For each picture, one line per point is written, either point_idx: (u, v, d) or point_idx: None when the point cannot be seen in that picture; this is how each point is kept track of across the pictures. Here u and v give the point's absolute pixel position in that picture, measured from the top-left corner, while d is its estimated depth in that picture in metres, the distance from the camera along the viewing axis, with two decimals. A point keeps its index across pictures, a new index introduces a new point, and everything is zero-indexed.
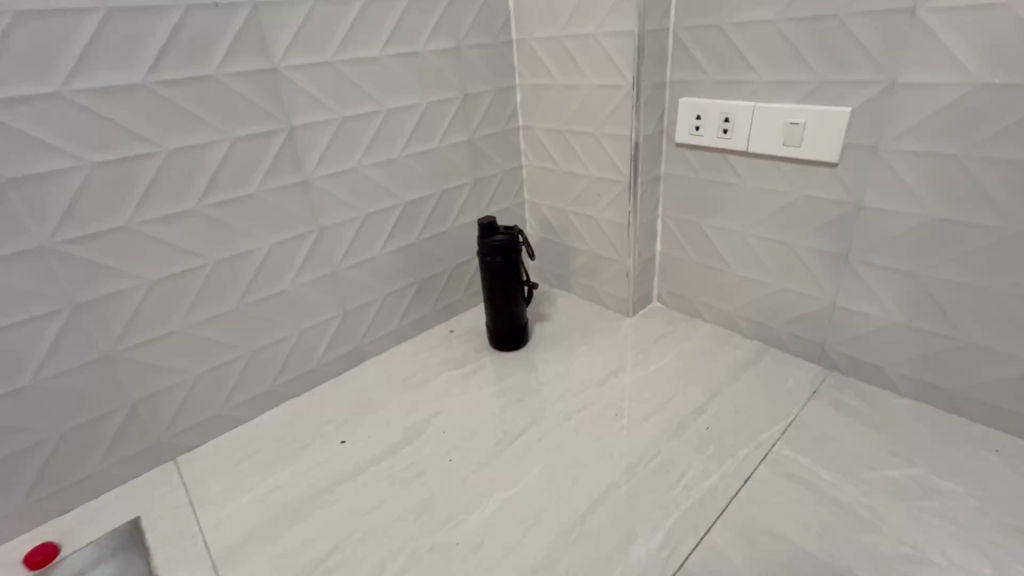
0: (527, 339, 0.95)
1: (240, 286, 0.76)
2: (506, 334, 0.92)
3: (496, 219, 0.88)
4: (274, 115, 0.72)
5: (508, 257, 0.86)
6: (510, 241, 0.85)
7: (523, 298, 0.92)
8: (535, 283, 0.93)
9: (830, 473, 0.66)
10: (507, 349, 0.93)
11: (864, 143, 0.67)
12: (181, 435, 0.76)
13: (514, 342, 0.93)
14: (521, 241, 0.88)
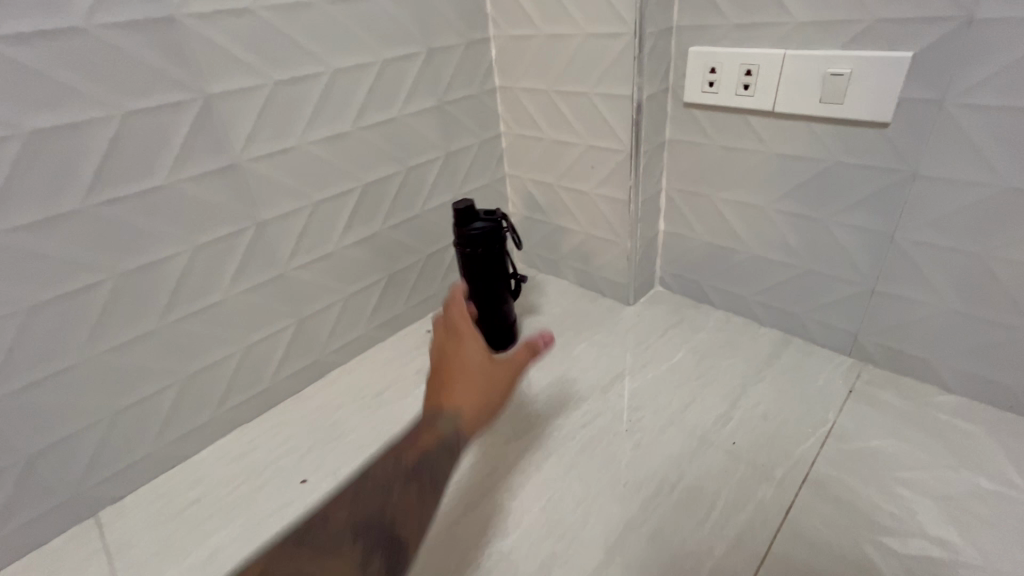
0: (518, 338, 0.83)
1: (160, 302, 0.60)
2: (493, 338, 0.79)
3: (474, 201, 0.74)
4: (180, 79, 0.55)
5: (491, 247, 0.72)
6: (492, 229, 0.71)
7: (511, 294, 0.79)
8: (525, 273, 0.80)
9: (882, 493, 0.56)
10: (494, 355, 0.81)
11: (925, 97, 0.55)
12: (102, 485, 0.62)
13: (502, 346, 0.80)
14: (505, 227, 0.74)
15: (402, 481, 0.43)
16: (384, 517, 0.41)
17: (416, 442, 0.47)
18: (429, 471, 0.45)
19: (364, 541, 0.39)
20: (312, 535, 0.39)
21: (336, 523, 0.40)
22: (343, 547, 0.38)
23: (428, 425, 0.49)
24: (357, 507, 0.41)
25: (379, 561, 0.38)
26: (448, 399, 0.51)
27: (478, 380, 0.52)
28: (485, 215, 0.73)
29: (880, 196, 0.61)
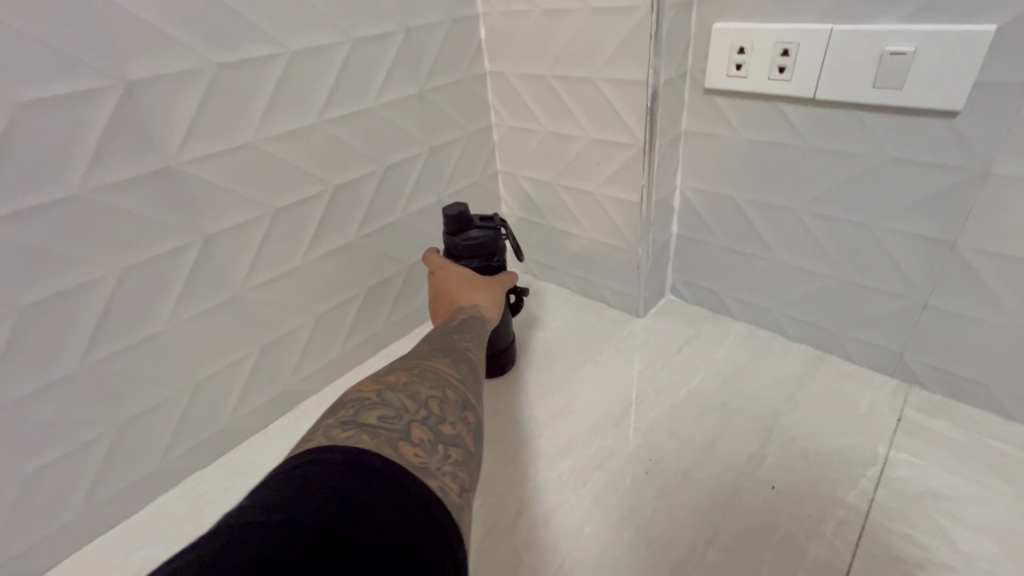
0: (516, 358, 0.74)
1: (81, 338, 0.49)
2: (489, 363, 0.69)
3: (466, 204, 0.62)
4: (92, 62, 0.44)
5: (489, 260, 0.61)
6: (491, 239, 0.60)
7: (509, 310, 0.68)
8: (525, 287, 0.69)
9: (948, 552, 0.47)
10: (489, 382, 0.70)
11: (1007, 81, 0.45)
12: (20, 558, 0.52)
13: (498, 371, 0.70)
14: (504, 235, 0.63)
15: (456, 349, 0.50)
16: (456, 366, 0.47)
17: (456, 332, 0.53)
18: (473, 346, 0.52)
19: (444, 376, 0.44)
20: (397, 373, 0.42)
21: (410, 369, 0.43)
22: (431, 379, 0.42)
23: (459, 326, 0.55)
24: (431, 359, 0.46)
25: (458, 391, 0.43)
26: (472, 298, 0.60)
27: (495, 284, 0.62)
28: (482, 222, 0.61)
29: (943, 198, 0.52)
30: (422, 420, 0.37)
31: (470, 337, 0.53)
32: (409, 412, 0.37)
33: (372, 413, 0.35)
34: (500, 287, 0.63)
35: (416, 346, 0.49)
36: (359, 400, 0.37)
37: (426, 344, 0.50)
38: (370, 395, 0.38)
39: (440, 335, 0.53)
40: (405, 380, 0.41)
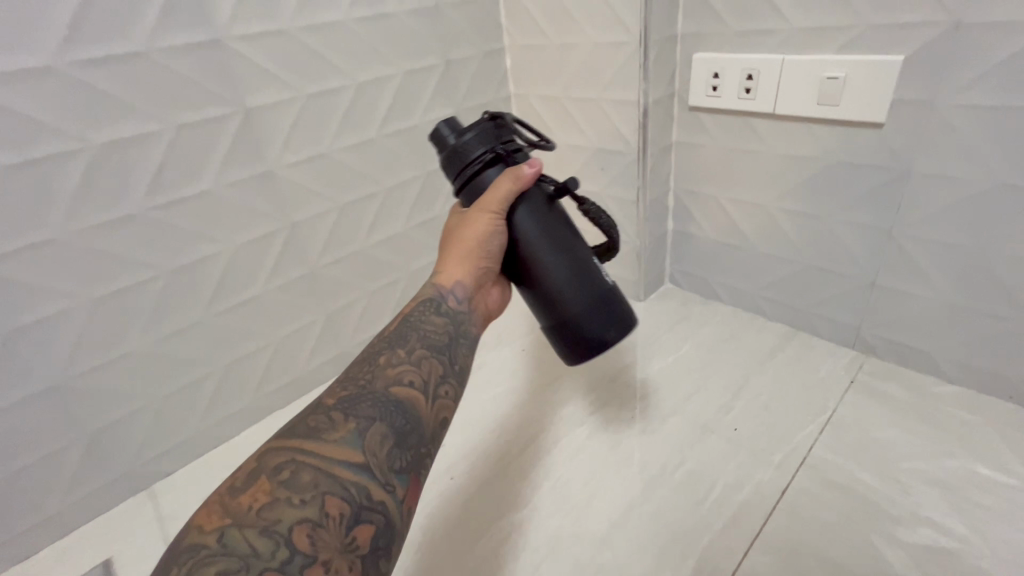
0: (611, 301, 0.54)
1: (204, 296, 0.67)
2: (550, 321, 0.54)
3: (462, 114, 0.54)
4: (222, 95, 0.61)
5: (465, 172, 0.51)
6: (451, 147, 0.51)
7: (548, 239, 0.52)
8: (574, 179, 0.54)
9: (874, 479, 0.58)
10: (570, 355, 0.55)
11: (917, 98, 0.57)
12: (154, 461, 0.69)
13: (572, 337, 0.54)
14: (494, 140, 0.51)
15: (375, 397, 0.43)
16: (362, 437, 0.40)
17: (386, 365, 0.46)
18: (406, 384, 0.45)
19: (335, 463, 0.39)
20: (271, 470, 0.38)
21: (292, 454, 0.39)
22: (308, 478, 0.37)
23: (396, 343, 0.48)
24: (327, 431, 0.40)
25: (353, 481, 0.38)
26: (444, 260, 0.54)
27: (471, 213, 0.51)
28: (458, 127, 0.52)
29: (878, 194, 0.64)
30: (280, 563, 0.34)
31: (406, 372, 0.46)
32: (258, 558, 0.34)
33: (209, 570, 0.33)
34: (484, 218, 0.51)
35: (323, 397, 0.44)
36: (195, 549, 0.34)
37: (337, 390, 0.44)
38: (212, 535, 0.35)
39: (363, 369, 0.46)
40: (275, 485, 0.37)
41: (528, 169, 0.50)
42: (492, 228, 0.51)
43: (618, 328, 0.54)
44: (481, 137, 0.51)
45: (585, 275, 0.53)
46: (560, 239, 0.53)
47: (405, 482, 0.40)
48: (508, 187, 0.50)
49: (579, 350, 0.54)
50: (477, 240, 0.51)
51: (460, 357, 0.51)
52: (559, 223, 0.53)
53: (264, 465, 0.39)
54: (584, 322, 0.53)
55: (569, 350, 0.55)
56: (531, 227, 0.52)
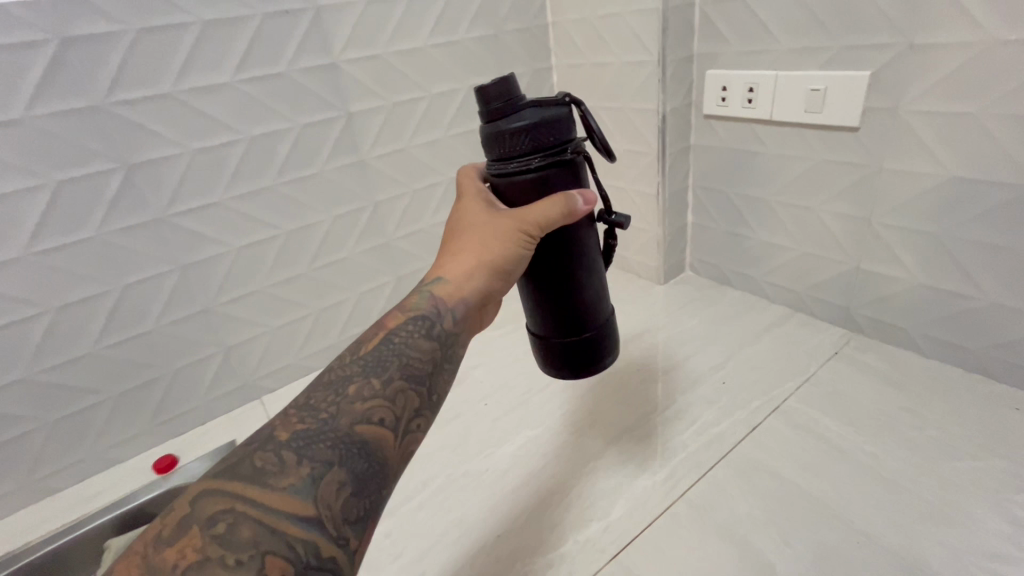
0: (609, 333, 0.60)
1: (309, 253, 0.88)
2: (535, 324, 0.60)
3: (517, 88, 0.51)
4: (333, 103, 0.83)
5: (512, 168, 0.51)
6: (521, 128, 0.49)
7: (564, 257, 0.55)
8: (626, 219, 0.58)
9: (838, 424, 0.68)
10: (545, 359, 0.61)
11: (883, 105, 0.68)
12: (264, 378, 0.90)
13: (550, 348, 0.59)
14: (548, 145, 0.50)
15: (336, 439, 0.42)
16: (316, 486, 0.40)
17: (354, 398, 0.45)
18: (374, 423, 0.44)
19: (281, 517, 0.38)
20: (206, 520, 0.38)
21: (231, 502, 0.39)
22: (248, 535, 0.37)
23: (372, 371, 0.46)
24: (275, 477, 0.40)
25: (298, 536, 0.38)
26: (456, 259, 0.55)
27: (509, 223, 0.52)
28: (531, 106, 0.50)
29: (858, 188, 0.74)
30: None
31: (377, 408, 0.45)
32: None
33: None
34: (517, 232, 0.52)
35: (275, 429, 0.43)
36: None
37: (293, 424, 0.43)
38: None
39: (326, 400, 0.45)
40: (208, 541, 0.37)
41: (580, 202, 0.51)
42: (523, 247, 0.52)
43: (596, 351, 0.59)
44: (552, 131, 0.50)
45: (594, 302, 0.58)
46: (574, 258, 0.56)
47: (359, 530, 0.41)
48: (557, 207, 0.51)
49: (552, 360, 0.60)
50: (499, 252, 0.53)
51: (441, 385, 0.50)
52: (580, 244, 0.56)
53: (199, 513, 0.38)
54: (565, 340, 0.58)
55: (544, 355, 0.61)
56: (567, 251, 0.55)
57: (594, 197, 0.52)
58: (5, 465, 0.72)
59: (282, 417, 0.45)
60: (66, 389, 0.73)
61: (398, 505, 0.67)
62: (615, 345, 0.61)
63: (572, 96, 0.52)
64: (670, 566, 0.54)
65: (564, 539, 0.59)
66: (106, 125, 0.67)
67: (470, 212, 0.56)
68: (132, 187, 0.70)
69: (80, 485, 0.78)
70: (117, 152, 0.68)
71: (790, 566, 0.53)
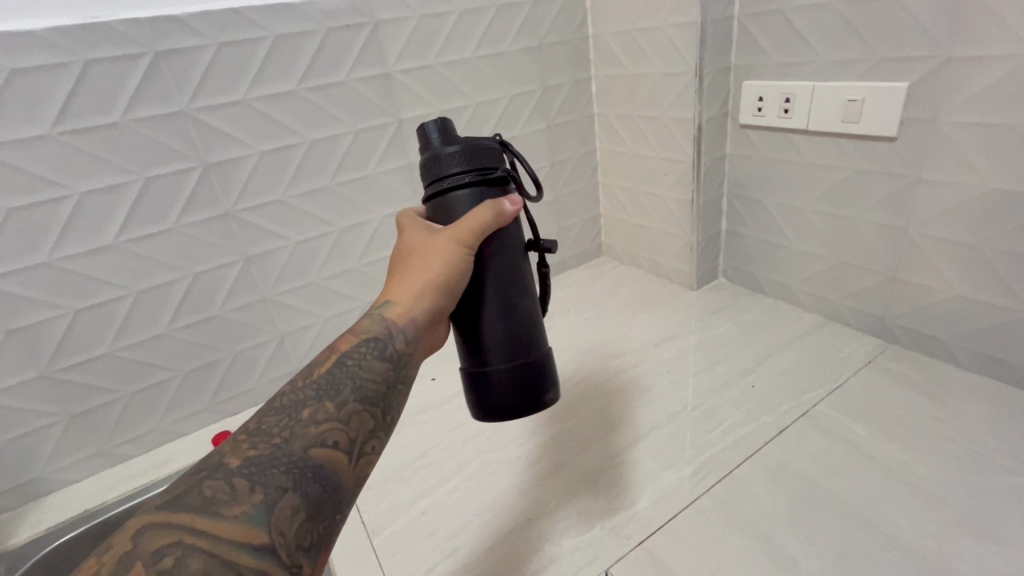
0: (546, 368, 0.61)
1: (359, 249, 0.95)
2: (471, 360, 0.60)
3: (451, 126, 0.61)
4: (386, 110, 0.89)
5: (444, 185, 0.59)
6: (457, 149, 0.58)
7: (501, 280, 0.60)
8: (554, 243, 0.64)
9: (868, 430, 0.68)
10: (479, 398, 0.60)
11: (922, 116, 0.69)
12: None
13: (484, 385, 0.59)
14: (478, 166, 0.59)
15: (291, 463, 0.43)
16: (270, 512, 0.41)
17: (310, 421, 0.46)
18: (329, 446, 0.46)
19: (233, 546, 0.38)
20: (150, 556, 0.37)
21: (177, 535, 0.38)
22: (197, 567, 0.37)
23: (327, 395, 0.48)
24: (226, 505, 0.40)
25: (250, 564, 0.38)
26: (398, 287, 0.58)
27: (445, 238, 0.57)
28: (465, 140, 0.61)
29: (895, 198, 0.75)
30: None
31: (332, 432, 0.46)
32: None
33: None
34: (454, 245, 0.56)
35: (224, 457, 0.43)
36: None
37: (244, 450, 0.44)
38: None
39: (279, 425, 0.46)
40: None
41: (508, 207, 0.58)
42: (462, 255, 0.57)
43: (536, 383, 0.60)
44: (482, 155, 0.59)
45: (527, 332, 0.60)
46: (506, 285, 0.60)
47: (311, 558, 0.42)
48: (487, 211, 0.57)
49: (485, 398, 0.59)
50: (439, 265, 0.56)
51: (394, 406, 0.52)
52: (517, 269, 0.61)
53: (140, 549, 0.37)
54: (500, 371, 0.59)
55: (479, 393, 0.60)
56: (497, 273, 0.59)
57: (519, 201, 0.59)
58: (86, 431, 0.80)
59: (229, 444, 0.45)
60: (141, 365, 0.81)
61: (435, 487, 0.71)
62: (555, 380, 0.62)
63: (501, 138, 0.63)
64: (695, 557, 0.56)
65: (592, 524, 0.62)
66: (188, 128, 0.74)
67: (410, 236, 0.60)
68: (206, 184, 0.78)
69: (147, 454, 0.86)
70: (196, 152, 0.76)
71: (814, 563, 0.54)
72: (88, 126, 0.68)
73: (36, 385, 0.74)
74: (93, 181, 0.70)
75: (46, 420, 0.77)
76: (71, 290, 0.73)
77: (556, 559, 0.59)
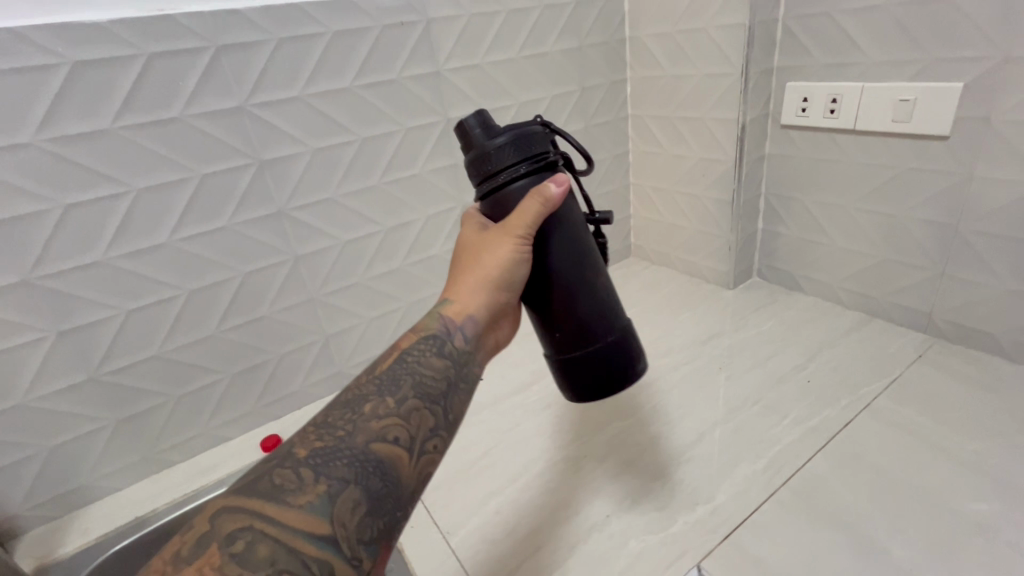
0: (631, 342, 0.60)
1: (403, 249, 0.94)
2: (554, 347, 0.60)
3: (487, 113, 0.56)
4: (434, 109, 0.88)
5: (494, 184, 0.55)
6: (501, 143, 0.54)
7: (572, 263, 0.57)
8: (610, 214, 0.62)
9: (931, 421, 0.69)
10: (568, 382, 0.60)
11: (977, 115, 0.71)
12: (356, 367, 0.95)
13: (571, 370, 0.59)
14: (525, 155, 0.54)
15: (353, 456, 0.45)
16: (332, 503, 0.42)
17: (371, 416, 0.48)
18: (389, 441, 0.47)
19: (297, 535, 0.40)
20: (225, 538, 0.40)
21: (248, 520, 0.41)
22: (264, 553, 0.39)
23: (387, 389, 0.50)
24: (293, 494, 0.42)
25: (313, 555, 0.40)
26: (459, 291, 0.58)
27: (499, 238, 0.55)
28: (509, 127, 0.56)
29: (946, 195, 0.77)
30: None
31: (392, 427, 0.47)
32: None
33: None
34: (511, 244, 0.55)
35: (294, 447, 0.46)
36: None
37: (311, 441, 0.46)
38: None
39: (343, 418, 0.48)
40: (226, 560, 0.38)
41: (556, 190, 0.54)
42: (519, 251, 0.55)
43: (625, 360, 0.59)
44: (531, 141, 0.55)
45: (608, 310, 0.59)
46: (579, 267, 0.58)
47: (373, 553, 0.43)
48: (536, 202, 0.54)
49: (574, 382, 0.59)
50: (498, 265, 0.56)
51: (455, 404, 0.53)
52: (585, 248, 0.59)
53: (218, 531, 0.40)
54: (586, 354, 0.58)
55: (568, 377, 0.60)
56: (565, 258, 0.57)
57: (566, 181, 0.55)
58: (132, 435, 0.77)
59: (300, 435, 0.47)
60: (190, 367, 0.79)
61: (503, 487, 0.70)
62: (639, 351, 0.61)
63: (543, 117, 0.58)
64: (786, 549, 0.56)
65: (673, 519, 0.62)
66: (245, 125, 0.73)
67: (466, 234, 0.60)
68: (260, 182, 0.77)
69: (193, 460, 0.83)
70: (252, 149, 0.75)
71: (906, 552, 0.54)
72: (149, 121, 0.67)
73: (85, 388, 0.72)
74: (151, 177, 0.69)
75: (94, 425, 0.74)
76: (125, 290, 0.71)
77: (644, 555, 0.58)
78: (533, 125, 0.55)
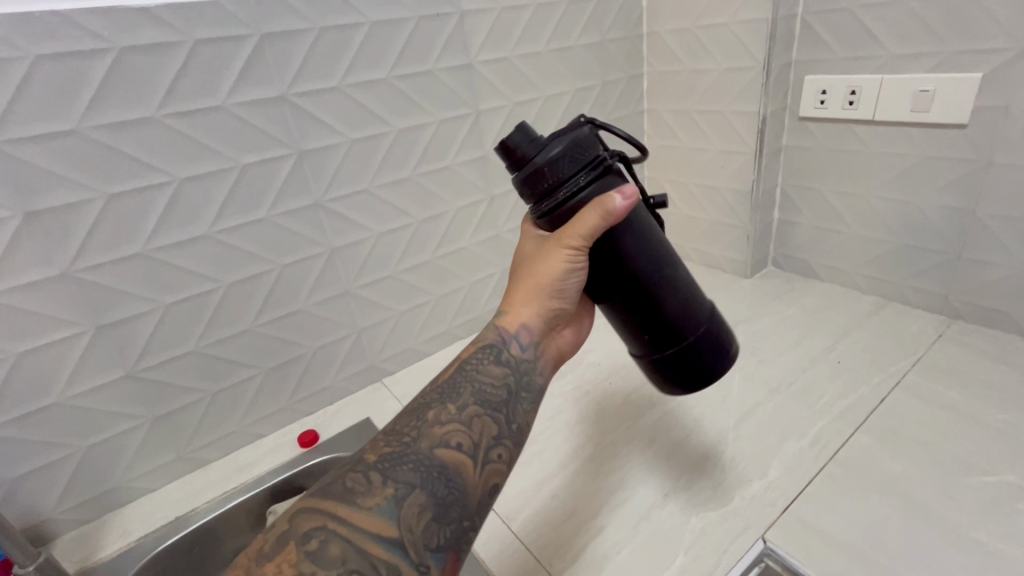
0: (716, 330, 0.60)
1: (434, 241, 0.93)
2: (642, 345, 0.60)
3: (528, 127, 0.53)
4: (465, 101, 0.89)
5: (551, 200, 0.53)
6: (553, 158, 0.51)
7: (649, 263, 0.57)
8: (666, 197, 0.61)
9: (961, 395, 0.73)
10: (659, 376, 0.61)
11: (995, 105, 0.74)
12: (386, 361, 0.95)
13: (660, 366, 0.60)
14: (578, 165, 0.52)
15: (419, 462, 0.46)
16: (399, 508, 0.43)
17: (435, 422, 0.49)
18: (452, 447, 0.47)
19: (367, 537, 0.41)
20: (301, 535, 0.41)
21: (323, 520, 0.42)
22: (336, 552, 0.40)
23: (448, 397, 0.51)
24: (363, 497, 0.43)
25: (383, 558, 0.41)
26: (517, 302, 0.59)
27: (556, 252, 0.54)
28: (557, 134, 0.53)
29: (964, 181, 0.81)
30: None
31: (454, 434, 0.48)
32: None
33: None
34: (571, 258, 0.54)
35: (363, 452, 0.47)
36: None
37: (379, 446, 0.47)
38: None
39: (408, 425, 0.49)
40: (302, 557, 0.40)
41: (619, 202, 0.51)
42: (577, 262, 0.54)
43: (708, 345, 0.60)
44: (584, 147, 0.52)
45: (691, 303, 0.59)
46: (655, 267, 0.57)
47: (440, 560, 0.43)
48: (595, 214, 0.52)
49: (665, 376, 0.61)
50: (557, 276, 0.56)
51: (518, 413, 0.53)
52: (657, 245, 0.58)
53: (295, 528, 0.42)
54: (676, 349, 0.59)
55: (654, 369, 0.61)
56: (638, 262, 0.56)
57: (632, 193, 0.52)
58: (169, 434, 0.75)
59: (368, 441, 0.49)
60: (227, 363, 0.77)
61: (556, 472, 0.71)
62: (724, 338, 0.61)
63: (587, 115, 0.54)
64: (843, 518, 0.58)
65: (730, 496, 0.63)
66: (285, 115, 0.72)
67: (525, 245, 0.60)
68: (299, 173, 0.76)
69: (228, 458, 0.82)
70: (291, 139, 0.74)
71: (958, 516, 0.57)
72: (194, 109, 0.66)
73: (124, 385, 0.70)
74: (194, 168, 0.67)
75: (131, 423, 0.72)
76: (166, 284, 0.69)
77: (707, 531, 0.60)
78: (581, 129, 0.52)
